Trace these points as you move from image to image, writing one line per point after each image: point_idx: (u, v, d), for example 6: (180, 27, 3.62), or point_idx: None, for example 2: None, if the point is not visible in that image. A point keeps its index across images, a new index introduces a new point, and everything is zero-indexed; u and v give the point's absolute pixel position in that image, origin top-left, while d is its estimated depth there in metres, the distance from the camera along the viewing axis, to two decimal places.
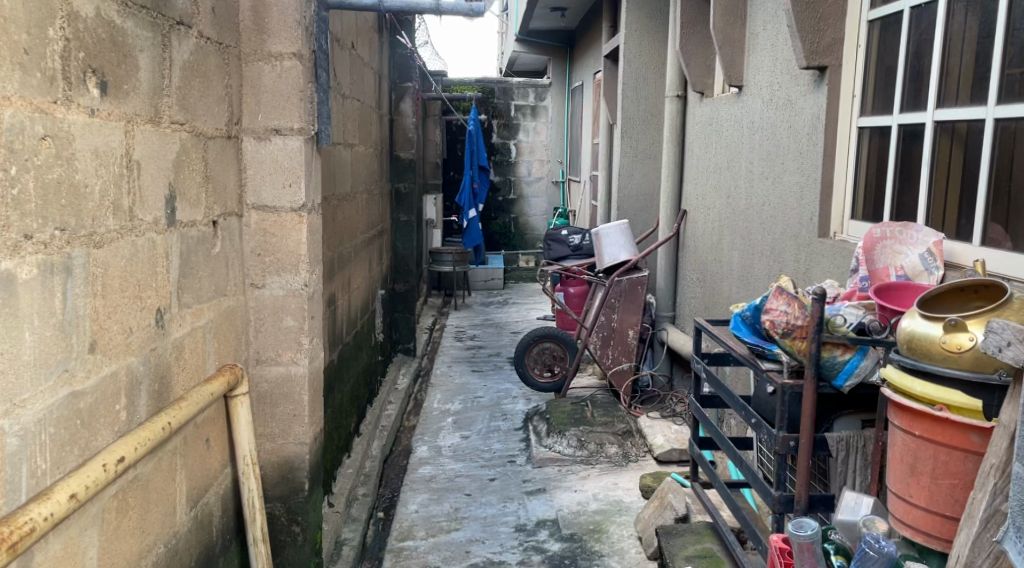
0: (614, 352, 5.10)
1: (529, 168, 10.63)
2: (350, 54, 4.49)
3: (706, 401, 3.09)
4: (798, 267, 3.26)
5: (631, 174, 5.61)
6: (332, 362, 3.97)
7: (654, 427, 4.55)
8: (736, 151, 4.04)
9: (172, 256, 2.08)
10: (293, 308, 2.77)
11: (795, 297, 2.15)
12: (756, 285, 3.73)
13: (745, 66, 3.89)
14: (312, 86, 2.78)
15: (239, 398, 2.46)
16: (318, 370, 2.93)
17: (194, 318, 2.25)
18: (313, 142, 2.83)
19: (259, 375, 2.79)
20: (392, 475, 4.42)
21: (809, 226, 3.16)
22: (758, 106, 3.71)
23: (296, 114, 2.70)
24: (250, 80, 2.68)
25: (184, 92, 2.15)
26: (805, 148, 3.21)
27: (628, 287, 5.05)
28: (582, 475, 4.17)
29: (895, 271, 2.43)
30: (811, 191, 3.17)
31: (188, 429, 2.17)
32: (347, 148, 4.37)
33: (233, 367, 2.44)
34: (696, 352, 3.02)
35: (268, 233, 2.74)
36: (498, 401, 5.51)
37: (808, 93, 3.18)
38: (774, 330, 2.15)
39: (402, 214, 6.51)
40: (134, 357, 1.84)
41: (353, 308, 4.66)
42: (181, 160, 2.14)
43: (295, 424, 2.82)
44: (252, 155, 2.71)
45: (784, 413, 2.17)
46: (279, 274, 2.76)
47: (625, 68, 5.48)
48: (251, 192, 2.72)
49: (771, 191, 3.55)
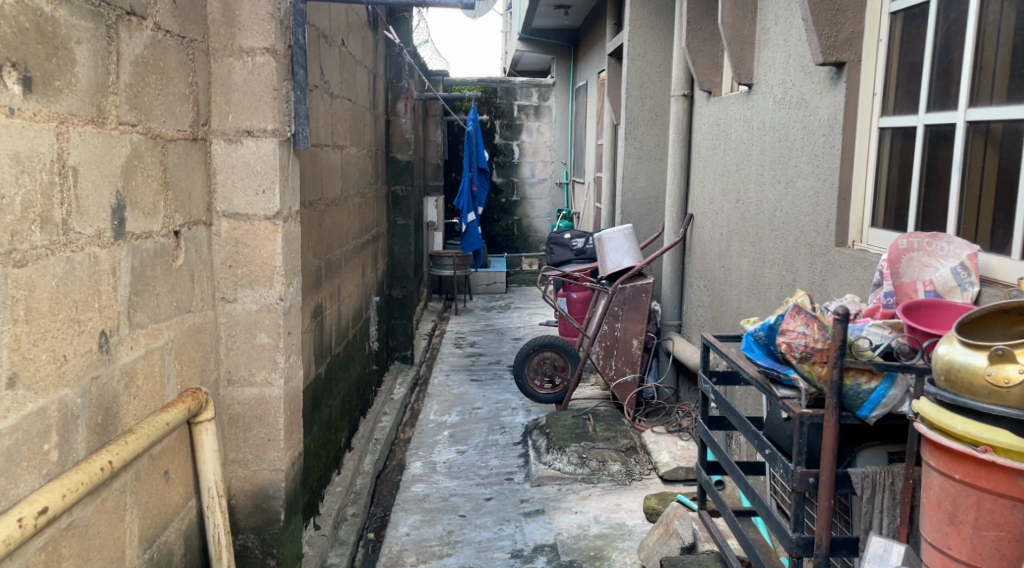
0: (617, 362, 4.88)
1: (532, 169, 10.44)
2: (341, 51, 4.28)
3: (713, 422, 2.86)
4: (814, 278, 3.03)
5: (635, 176, 5.39)
6: (320, 376, 3.77)
7: (659, 443, 4.31)
8: (745, 153, 3.82)
9: (120, 273, 1.88)
10: (267, 324, 2.57)
11: (814, 317, 1.93)
12: (767, 296, 3.51)
13: (755, 63, 3.67)
14: (288, 83, 2.58)
15: (203, 425, 2.26)
16: (295, 390, 2.73)
17: (150, 339, 2.04)
18: (290, 145, 2.62)
19: (229, 397, 2.58)
20: (384, 493, 4.21)
21: (826, 234, 2.94)
22: (770, 105, 3.48)
23: (269, 114, 2.49)
24: (219, 78, 2.48)
25: (136, 90, 1.95)
26: (820, 150, 2.99)
27: (631, 294, 4.84)
28: (582, 495, 3.95)
29: (923, 286, 2.20)
30: (827, 195, 2.95)
31: (141, 461, 1.97)
32: (337, 149, 4.17)
33: (196, 392, 2.24)
34: (704, 370, 2.79)
35: (240, 243, 2.54)
36: (496, 412, 5.29)
37: (824, 91, 2.96)
38: (792, 353, 1.93)
39: (399, 218, 6.31)
40: (69, 389, 1.64)
41: (345, 318, 4.45)
42: (133, 165, 1.94)
43: (270, 449, 2.61)
44: (222, 158, 2.50)
45: (801, 445, 1.92)
46: (251, 287, 2.56)
47: (630, 66, 5.26)
48: (221, 198, 2.52)
49: (783, 196, 3.33)
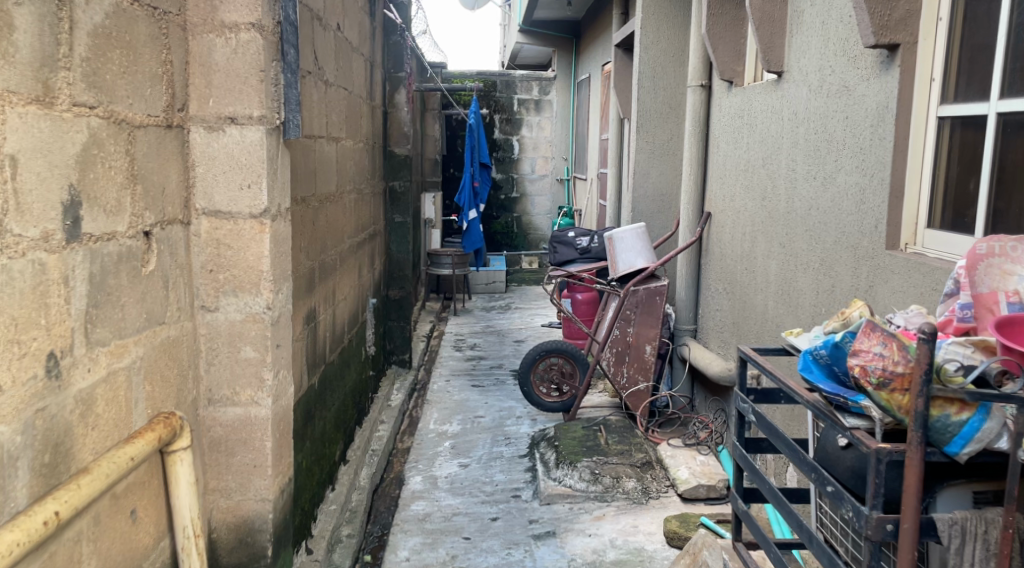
0: (629, 370, 4.59)
1: (532, 166, 10.13)
2: (336, 36, 3.98)
3: (750, 444, 2.57)
4: (858, 284, 2.75)
5: (647, 172, 5.08)
6: (313, 387, 3.47)
7: (676, 458, 4.03)
8: (773, 147, 3.53)
9: (74, 282, 1.59)
10: (252, 336, 2.28)
11: (893, 336, 1.65)
12: (798, 302, 3.22)
13: (786, 50, 3.38)
14: (277, 64, 2.29)
15: (178, 455, 1.97)
16: (285, 410, 2.44)
17: (113, 358, 1.75)
18: (278, 134, 2.33)
19: (211, 418, 2.29)
20: (381, 510, 3.93)
21: (873, 236, 2.66)
22: (804, 94, 3.20)
23: (256, 99, 2.20)
24: (199, 57, 2.18)
25: (94, 66, 1.65)
26: (867, 144, 2.71)
27: (644, 297, 4.55)
28: (596, 515, 3.67)
29: (1004, 297, 1.83)
30: (874, 193, 2.67)
31: (101, 503, 1.68)
32: (331, 142, 3.87)
33: (169, 416, 1.95)
34: (741, 388, 2.50)
35: (223, 245, 2.24)
36: (500, 421, 5.01)
37: (871, 77, 2.67)
38: (868, 379, 1.66)
39: (397, 216, 6.00)
40: (4, 427, 1.36)
41: (339, 323, 4.15)
42: (90, 155, 1.64)
43: (256, 476, 2.32)
44: (201, 149, 2.20)
45: (877, 486, 1.63)
46: (234, 294, 2.26)
47: (642, 55, 4.97)
48: (201, 193, 2.22)
49: (820, 194, 3.05)
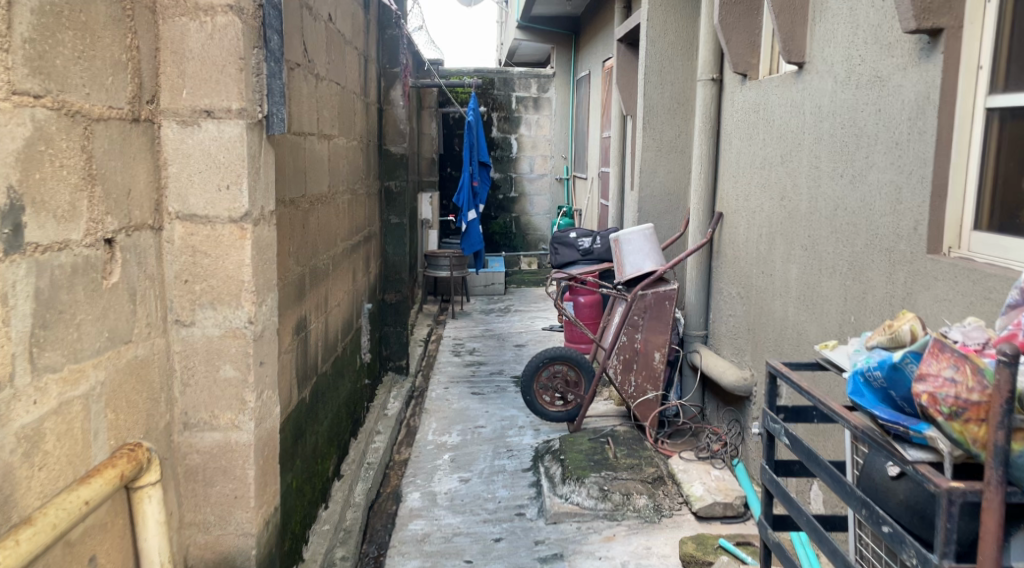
0: (637, 378, 4.38)
1: (531, 165, 9.90)
2: (327, 28, 3.75)
3: (780, 467, 2.34)
4: (894, 293, 2.54)
5: (654, 170, 4.85)
6: (304, 401, 3.24)
7: (689, 472, 3.81)
8: (793, 143, 3.31)
9: (13, 299, 1.36)
10: (232, 353, 2.05)
11: (966, 357, 1.45)
12: (823, 309, 3.00)
13: (808, 39, 3.16)
14: (258, 52, 2.06)
15: (145, 491, 1.75)
16: (269, 433, 2.21)
17: (66, 386, 1.52)
18: (261, 130, 2.10)
19: (187, 444, 2.06)
20: (377, 529, 3.70)
21: (912, 239, 2.44)
22: (828, 86, 2.99)
23: (235, 91, 1.98)
24: (170, 43, 1.95)
25: (41, 50, 1.43)
26: (903, 138, 2.49)
27: (653, 302, 4.33)
28: (606, 535, 3.45)
29: None
30: (911, 191, 2.45)
31: (51, 553, 1.45)
32: (323, 139, 3.64)
33: (135, 448, 1.72)
34: (770, 406, 2.28)
35: (199, 252, 2.02)
36: (502, 432, 4.79)
37: (909, 66, 2.46)
38: (937, 408, 1.45)
39: (393, 217, 5.72)
40: None
41: (332, 332, 3.92)
42: (34, 151, 1.42)
43: (237, 508, 2.09)
44: (175, 146, 1.98)
45: (948, 532, 1.42)
46: (212, 307, 2.04)
47: (649, 48, 4.75)
48: (174, 195, 1.99)
49: (849, 193, 2.83)
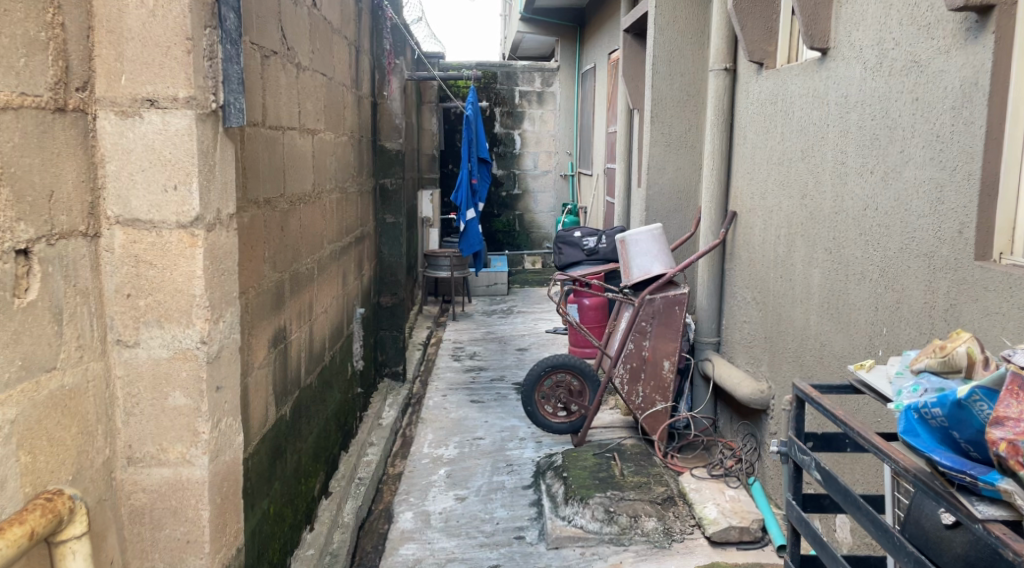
0: (646, 389, 4.10)
1: (535, 161, 9.60)
2: (311, 15, 3.49)
3: (809, 502, 2.05)
4: (937, 304, 2.26)
5: (663, 167, 4.57)
6: (284, 418, 2.98)
7: (702, 492, 3.54)
8: (815, 136, 3.04)
9: None
10: (183, 378, 1.79)
11: None
12: (851, 319, 2.73)
13: (833, 23, 2.88)
14: (212, 32, 1.80)
15: (69, 546, 1.50)
16: (228, 466, 1.94)
17: None
18: (216, 123, 1.84)
19: (132, 482, 1.81)
20: (367, 551, 3.45)
21: (959, 245, 2.16)
22: (856, 74, 2.71)
23: (181, 76, 1.71)
24: (106, 21, 1.69)
25: None
26: (946, 130, 2.22)
27: (662, 307, 4.05)
28: (612, 562, 3.18)
29: None
30: (955, 189, 2.18)
31: None
32: (306, 134, 3.38)
33: (55, 497, 1.47)
34: (798, 433, 1.98)
35: (144, 263, 1.76)
36: (501, 444, 4.53)
37: (953, 49, 2.18)
38: (1019, 459, 1.20)
39: (388, 215, 5.47)
40: None
41: (318, 340, 3.66)
42: None
43: (190, 554, 1.83)
44: (113, 140, 1.71)
45: None
46: (159, 326, 1.78)
47: (657, 37, 4.47)
48: (113, 197, 1.73)
49: (881, 192, 2.55)
